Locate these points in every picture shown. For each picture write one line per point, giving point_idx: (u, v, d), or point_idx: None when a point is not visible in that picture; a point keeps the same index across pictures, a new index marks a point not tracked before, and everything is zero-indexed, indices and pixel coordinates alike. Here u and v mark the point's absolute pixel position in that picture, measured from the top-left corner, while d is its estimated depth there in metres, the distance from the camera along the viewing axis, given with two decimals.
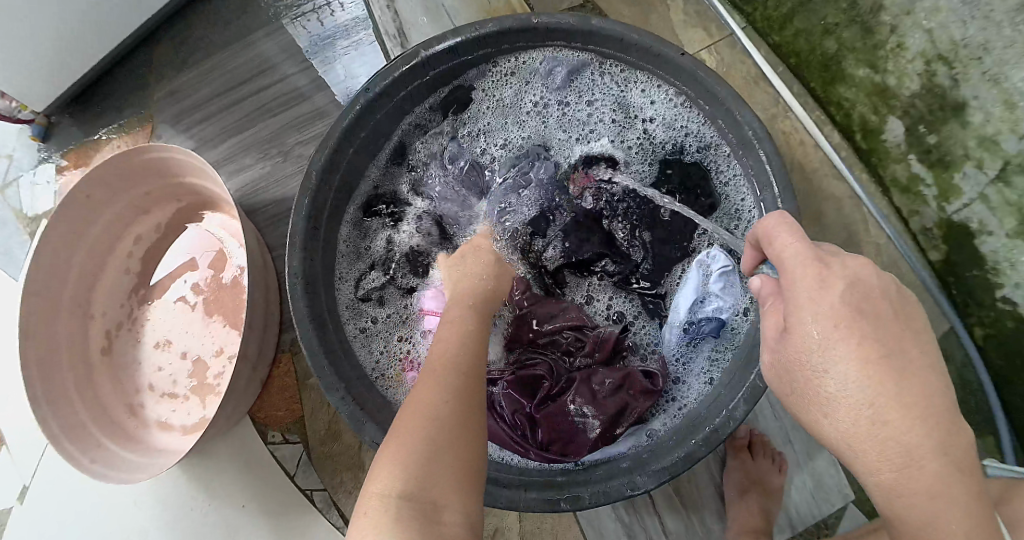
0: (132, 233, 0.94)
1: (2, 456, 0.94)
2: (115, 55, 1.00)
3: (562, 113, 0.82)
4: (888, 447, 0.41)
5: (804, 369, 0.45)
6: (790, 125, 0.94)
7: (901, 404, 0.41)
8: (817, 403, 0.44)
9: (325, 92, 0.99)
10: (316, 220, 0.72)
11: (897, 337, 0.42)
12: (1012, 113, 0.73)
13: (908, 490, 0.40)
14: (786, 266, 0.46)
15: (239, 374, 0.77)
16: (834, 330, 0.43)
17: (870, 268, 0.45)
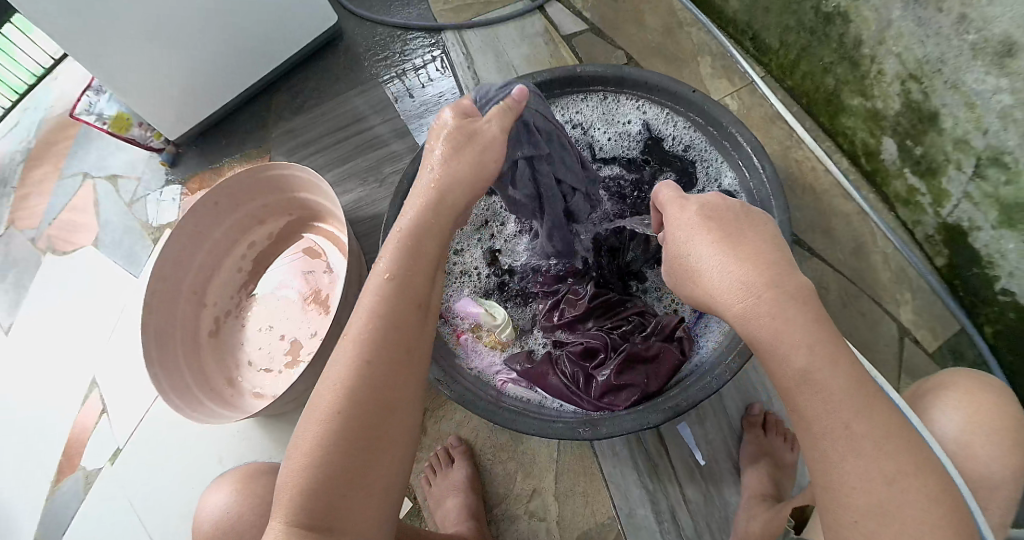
0: (249, 238, 1.14)
1: (97, 427, 1.12)
2: (234, 103, 1.25)
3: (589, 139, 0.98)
4: (735, 288, 0.45)
5: (679, 262, 0.51)
6: (803, 155, 1.08)
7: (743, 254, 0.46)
8: (694, 283, 0.50)
9: (408, 137, 1.19)
10: (406, 212, 0.90)
11: (737, 224, 0.49)
12: (974, 112, 0.79)
13: (754, 317, 0.44)
14: (663, 205, 0.56)
15: (327, 341, 0.92)
16: (695, 223, 0.50)
17: (722, 196, 0.54)
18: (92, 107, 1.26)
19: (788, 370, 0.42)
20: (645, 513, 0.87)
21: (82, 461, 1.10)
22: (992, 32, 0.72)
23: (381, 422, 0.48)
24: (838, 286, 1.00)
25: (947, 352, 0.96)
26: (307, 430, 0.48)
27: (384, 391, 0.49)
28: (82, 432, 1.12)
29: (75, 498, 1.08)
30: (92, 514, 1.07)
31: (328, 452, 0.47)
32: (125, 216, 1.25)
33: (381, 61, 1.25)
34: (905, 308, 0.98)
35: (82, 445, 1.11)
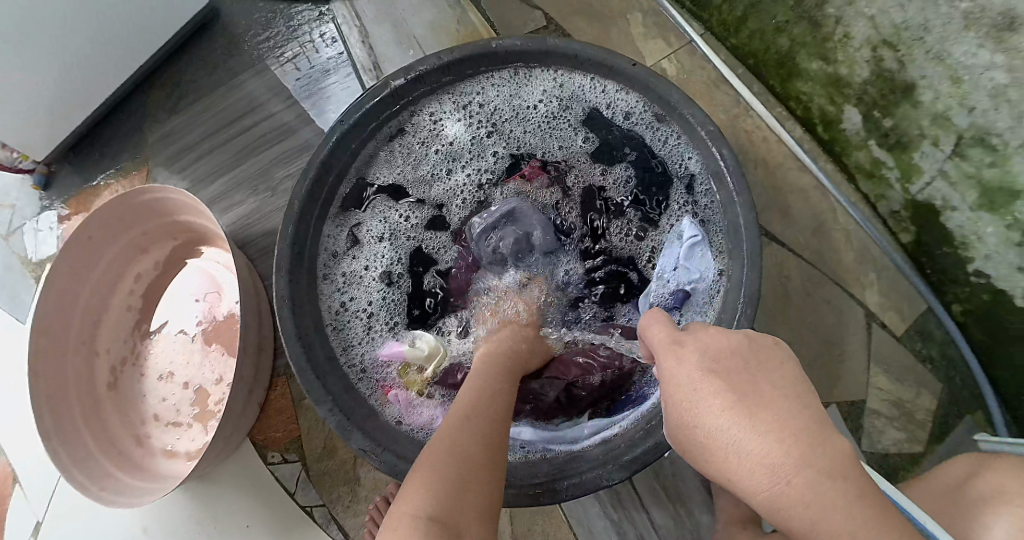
0: (133, 273, 0.98)
1: (15, 495, 0.98)
2: (105, 108, 1.06)
3: (522, 123, 0.86)
4: (758, 471, 0.37)
5: (683, 424, 0.43)
6: (752, 124, 0.96)
7: (758, 422, 0.37)
8: (705, 457, 0.41)
9: (309, 125, 1.04)
10: (299, 245, 0.76)
11: (744, 370, 0.40)
12: (959, 88, 0.70)
13: (786, 506, 0.36)
14: (659, 351, 0.47)
15: (234, 397, 0.80)
16: (691, 376, 0.42)
17: (718, 329, 0.45)
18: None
19: None
20: None
21: (7, 535, 0.97)
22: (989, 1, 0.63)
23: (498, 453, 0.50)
24: (799, 272, 0.92)
25: (916, 334, 0.90)
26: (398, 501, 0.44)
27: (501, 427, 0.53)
28: (2, 500, 0.98)
29: None
30: None
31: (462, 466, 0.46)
32: (3, 253, 1.07)
33: (266, 43, 1.07)
34: (871, 292, 0.91)
35: (3, 510, 0.98)
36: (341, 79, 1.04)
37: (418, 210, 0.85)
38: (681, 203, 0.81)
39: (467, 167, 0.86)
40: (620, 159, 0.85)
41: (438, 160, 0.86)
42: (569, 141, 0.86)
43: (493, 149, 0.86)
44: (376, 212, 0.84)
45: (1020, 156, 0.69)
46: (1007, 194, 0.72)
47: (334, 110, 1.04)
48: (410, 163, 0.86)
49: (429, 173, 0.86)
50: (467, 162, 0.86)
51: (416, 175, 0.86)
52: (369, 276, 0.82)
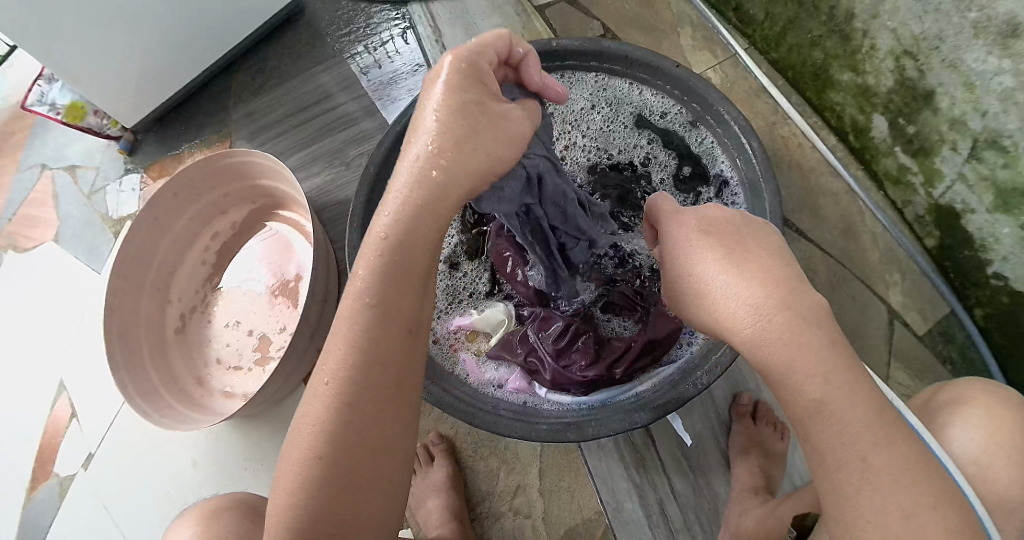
0: (212, 229, 1.08)
1: (71, 429, 1.06)
2: (196, 84, 1.18)
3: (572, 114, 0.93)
4: (740, 308, 0.43)
5: (679, 277, 0.49)
6: (789, 131, 1.03)
7: (742, 270, 0.44)
8: (696, 302, 0.48)
9: (375, 116, 1.13)
10: (372, 205, 0.84)
11: (739, 237, 0.48)
12: (972, 93, 0.77)
13: (766, 341, 0.42)
14: (662, 219, 0.53)
15: (297, 339, 0.88)
16: (690, 238, 0.49)
17: (718, 207, 0.51)
18: (42, 98, 1.13)
19: (802, 397, 0.42)
20: (633, 507, 0.85)
21: (54, 467, 1.05)
22: (995, 11, 0.68)
23: (384, 379, 0.48)
24: (826, 269, 0.97)
25: (938, 335, 0.94)
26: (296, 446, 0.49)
27: (388, 338, 0.48)
28: (56, 435, 1.06)
29: (51, 507, 1.03)
30: (66, 522, 1.02)
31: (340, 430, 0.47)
32: (85, 209, 1.18)
33: (343, 36, 1.18)
34: (895, 291, 0.96)
35: (55, 448, 1.06)
36: (412, 74, 1.14)
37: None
38: (715, 193, 0.87)
39: None
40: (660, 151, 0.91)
41: None
42: (612, 143, 0.93)
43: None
44: None
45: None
46: (1020, 195, 0.77)
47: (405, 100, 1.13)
48: None
49: None
50: None
51: None
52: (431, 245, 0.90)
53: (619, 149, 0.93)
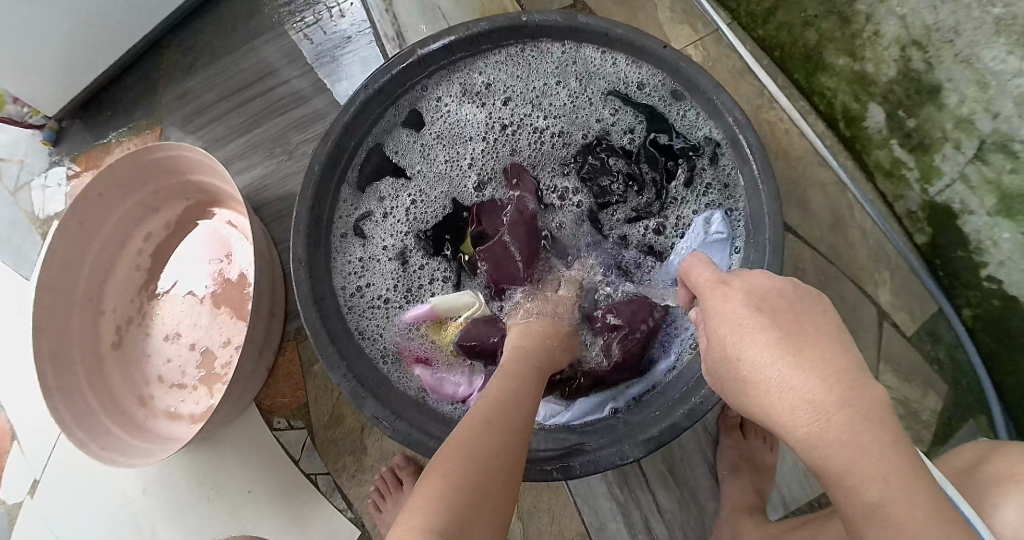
0: (142, 231, 0.97)
1: (13, 452, 0.96)
2: (121, 63, 1.04)
3: (544, 97, 0.84)
4: (798, 405, 0.39)
5: (726, 362, 0.44)
6: (775, 115, 0.93)
7: (793, 363, 0.40)
8: (742, 389, 0.43)
9: (326, 93, 1.02)
10: (320, 209, 0.76)
11: (793, 313, 0.42)
12: (986, 92, 0.74)
13: (823, 442, 0.37)
14: (701, 293, 0.48)
15: (244, 361, 0.79)
16: (738, 308, 0.44)
17: (766, 275, 0.46)
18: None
19: (855, 500, 0.37)
20: (617, 526, 0.81)
21: (1, 494, 0.95)
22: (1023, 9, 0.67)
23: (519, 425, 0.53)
24: (814, 265, 0.92)
25: (924, 335, 0.91)
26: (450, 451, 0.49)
27: (527, 408, 0.56)
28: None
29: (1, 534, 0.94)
30: None
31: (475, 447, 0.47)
32: (10, 207, 1.05)
33: (284, 5, 1.04)
34: (884, 290, 0.92)
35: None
36: (365, 49, 1.03)
37: (434, 188, 0.85)
38: (699, 188, 0.81)
39: (488, 138, 0.85)
40: (642, 138, 0.83)
41: (461, 130, 0.85)
42: (581, 119, 0.85)
43: (505, 129, 0.85)
44: (400, 184, 0.84)
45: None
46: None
47: (357, 78, 1.02)
48: (432, 132, 0.85)
49: (453, 142, 0.85)
50: (487, 134, 0.85)
51: (439, 145, 0.85)
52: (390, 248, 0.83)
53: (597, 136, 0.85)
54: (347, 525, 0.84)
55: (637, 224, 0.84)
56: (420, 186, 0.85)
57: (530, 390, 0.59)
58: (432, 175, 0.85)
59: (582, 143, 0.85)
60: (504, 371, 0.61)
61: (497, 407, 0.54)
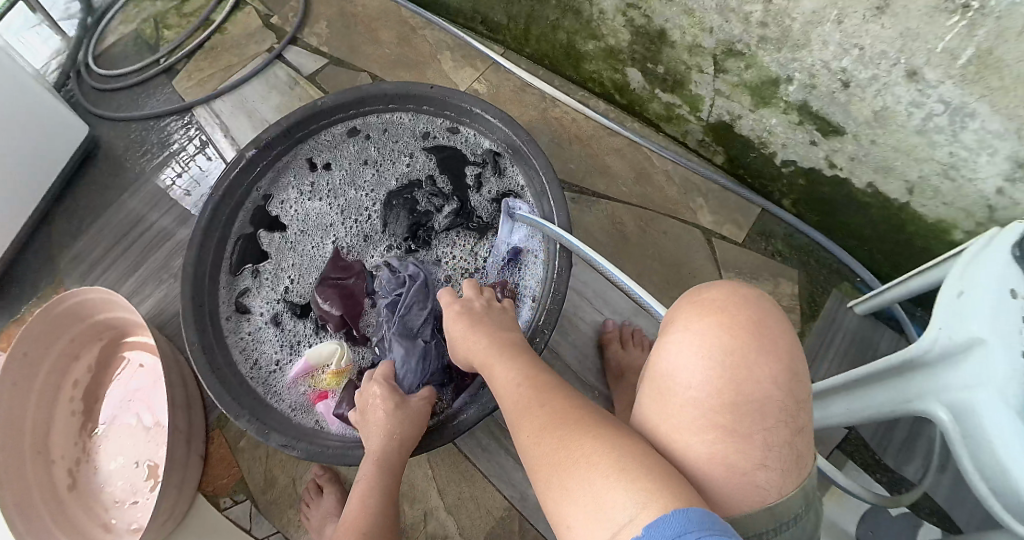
0: (72, 377, 1.08)
1: None
2: (15, 245, 1.16)
3: (356, 154, 0.96)
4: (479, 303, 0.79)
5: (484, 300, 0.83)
6: (560, 111, 1.07)
7: (489, 352, 0.70)
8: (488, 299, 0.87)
9: (190, 222, 1.14)
10: (199, 299, 0.86)
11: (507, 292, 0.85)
12: (694, 18, 0.85)
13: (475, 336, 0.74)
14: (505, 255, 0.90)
15: (174, 448, 0.88)
16: (467, 335, 0.73)
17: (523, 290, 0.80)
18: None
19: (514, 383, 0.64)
20: (536, 490, 0.89)
21: None
22: None
23: (383, 524, 0.69)
24: (632, 216, 0.99)
25: (758, 235, 1.03)
26: None
27: (389, 495, 0.71)
28: None
29: None
30: None
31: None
32: None
33: (143, 157, 1.20)
34: (705, 212, 1.01)
35: None
36: (210, 181, 1.16)
37: (297, 264, 0.94)
38: (497, 185, 0.92)
39: (321, 201, 0.96)
40: (445, 161, 0.94)
41: (298, 201, 0.96)
42: (394, 165, 0.95)
43: (331, 189, 0.96)
44: (259, 264, 0.94)
45: (762, 51, 0.82)
46: (769, 85, 0.86)
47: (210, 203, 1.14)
48: (274, 213, 0.95)
49: (293, 213, 0.95)
50: (319, 198, 0.96)
51: (281, 220, 0.95)
52: (265, 319, 0.92)
53: (408, 171, 0.95)
54: None
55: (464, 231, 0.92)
56: (284, 261, 0.94)
57: (388, 479, 0.72)
58: (285, 246, 0.95)
59: (399, 179, 0.95)
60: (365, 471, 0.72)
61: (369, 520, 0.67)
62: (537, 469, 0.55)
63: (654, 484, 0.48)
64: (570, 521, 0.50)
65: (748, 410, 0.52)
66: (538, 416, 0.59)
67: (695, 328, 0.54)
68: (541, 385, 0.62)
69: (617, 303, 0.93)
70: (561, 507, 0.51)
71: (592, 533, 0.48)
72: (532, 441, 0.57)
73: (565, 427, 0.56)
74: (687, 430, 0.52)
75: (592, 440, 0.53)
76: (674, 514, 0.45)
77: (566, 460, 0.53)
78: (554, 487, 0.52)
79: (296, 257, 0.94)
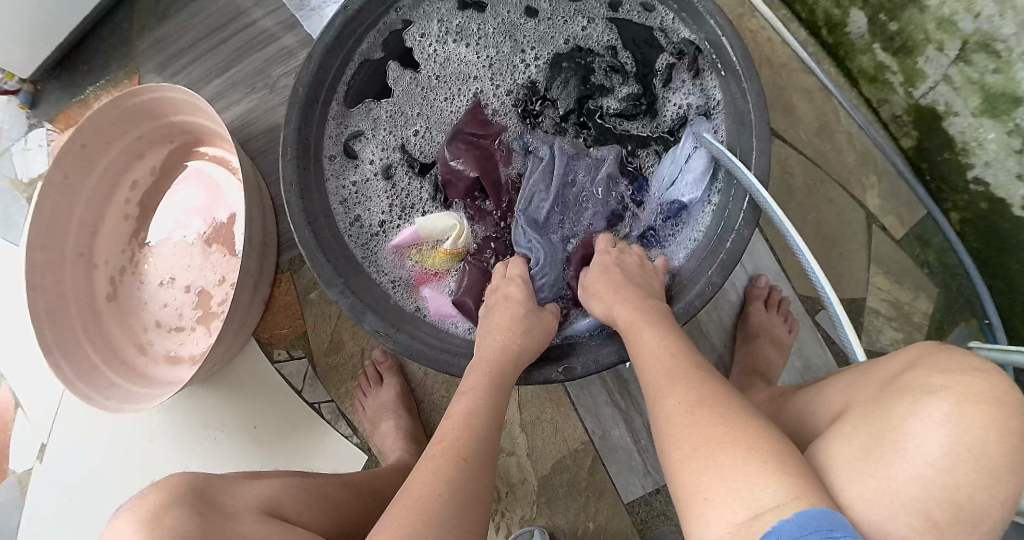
0: (129, 178, 0.96)
1: (17, 419, 0.99)
2: (95, 16, 1.01)
3: (519, 4, 0.84)
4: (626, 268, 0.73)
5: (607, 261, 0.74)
6: (757, 24, 0.95)
7: (638, 319, 0.64)
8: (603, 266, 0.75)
9: (296, 30, 0.97)
10: (306, 127, 0.75)
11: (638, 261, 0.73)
12: None
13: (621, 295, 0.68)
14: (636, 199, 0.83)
15: (240, 293, 0.78)
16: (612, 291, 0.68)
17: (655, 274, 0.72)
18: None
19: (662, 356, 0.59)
20: (621, 434, 0.81)
21: (11, 464, 0.99)
22: None
23: (474, 446, 0.57)
24: (803, 171, 0.93)
25: (914, 238, 0.94)
26: (426, 464, 0.55)
27: (498, 414, 0.62)
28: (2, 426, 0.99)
29: (12, 506, 0.98)
30: (34, 513, 0.97)
31: (456, 486, 0.53)
32: None
33: None
34: (872, 193, 0.94)
35: (5, 444, 0.99)
36: None
37: (424, 116, 0.85)
38: (684, 81, 0.82)
39: (468, 49, 0.85)
40: (623, 39, 0.84)
41: (441, 41, 0.85)
42: (568, 24, 0.85)
43: (479, 38, 0.85)
44: (382, 100, 0.84)
45: (1020, 63, 0.75)
46: (1009, 100, 0.78)
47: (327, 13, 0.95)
48: (411, 46, 0.85)
49: (431, 52, 0.85)
50: (466, 45, 0.85)
51: (416, 57, 0.85)
52: (374, 165, 0.84)
53: (574, 39, 0.85)
54: (351, 450, 0.85)
55: (629, 126, 0.85)
56: (410, 106, 0.85)
57: (494, 400, 0.62)
58: (413, 89, 0.85)
59: (563, 46, 0.85)
60: (465, 385, 0.64)
61: (467, 440, 0.57)
62: (677, 435, 0.51)
63: (810, 485, 0.43)
64: (708, 493, 0.45)
65: (965, 521, 0.42)
66: (690, 385, 0.54)
67: (968, 413, 0.42)
68: (696, 362, 0.58)
69: (764, 260, 0.87)
70: (699, 478, 0.46)
71: (734, 508, 0.43)
72: (682, 406, 0.52)
73: (724, 411, 0.50)
74: (890, 498, 0.43)
75: (753, 426, 0.49)
76: (821, 509, 0.41)
77: (725, 435, 0.48)
78: (704, 455, 0.47)
79: (426, 105, 0.85)
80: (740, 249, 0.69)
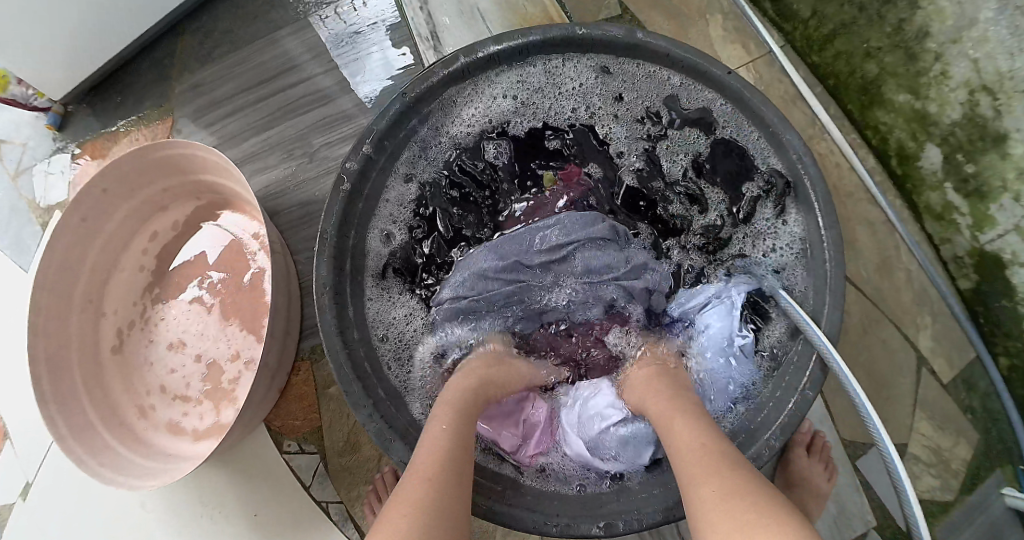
0: (151, 228, 0.92)
1: (4, 452, 0.93)
2: (135, 46, 0.97)
3: (592, 111, 0.83)
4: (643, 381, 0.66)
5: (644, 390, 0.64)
6: (826, 146, 0.93)
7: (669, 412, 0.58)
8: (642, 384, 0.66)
9: (351, 94, 0.95)
10: (347, 222, 0.73)
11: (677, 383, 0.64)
12: None
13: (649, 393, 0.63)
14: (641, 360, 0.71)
15: (257, 385, 0.76)
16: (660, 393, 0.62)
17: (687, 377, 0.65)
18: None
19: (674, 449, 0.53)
20: None
21: None
22: None
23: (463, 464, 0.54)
24: (859, 310, 0.92)
25: (961, 384, 0.91)
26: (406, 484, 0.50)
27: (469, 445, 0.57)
28: None
29: None
30: None
31: (436, 511, 0.48)
32: (8, 192, 0.98)
33: None
34: (924, 334, 0.92)
35: None
36: (390, 52, 0.95)
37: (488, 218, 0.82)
38: (764, 217, 0.78)
39: (540, 151, 0.84)
40: (704, 161, 0.81)
41: (511, 140, 0.84)
42: (644, 137, 0.82)
43: (553, 141, 0.83)
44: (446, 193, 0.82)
45: None
46: None
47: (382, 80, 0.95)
48: (478, 141, 0.83)
49: (500, 150, 0.83)
50: (536, 147, 0.83)
51: (486, 153, 0.83)
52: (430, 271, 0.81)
53: (652, 153, 0.82)
54: None
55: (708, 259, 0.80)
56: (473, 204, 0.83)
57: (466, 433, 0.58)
58: (479, 187, 0.83)
59: (639, 160, 0.82)
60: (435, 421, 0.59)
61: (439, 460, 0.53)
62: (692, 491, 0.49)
63: None
64: None
65: None
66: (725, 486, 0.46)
67: None
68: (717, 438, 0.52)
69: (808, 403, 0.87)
70: None
71: None
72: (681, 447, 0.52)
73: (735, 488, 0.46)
74: None
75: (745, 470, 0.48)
76: None
77: (750, 504, 0.44)
78: (743, 525, 0.42)
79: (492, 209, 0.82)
80: (795, 421, 0.66)
